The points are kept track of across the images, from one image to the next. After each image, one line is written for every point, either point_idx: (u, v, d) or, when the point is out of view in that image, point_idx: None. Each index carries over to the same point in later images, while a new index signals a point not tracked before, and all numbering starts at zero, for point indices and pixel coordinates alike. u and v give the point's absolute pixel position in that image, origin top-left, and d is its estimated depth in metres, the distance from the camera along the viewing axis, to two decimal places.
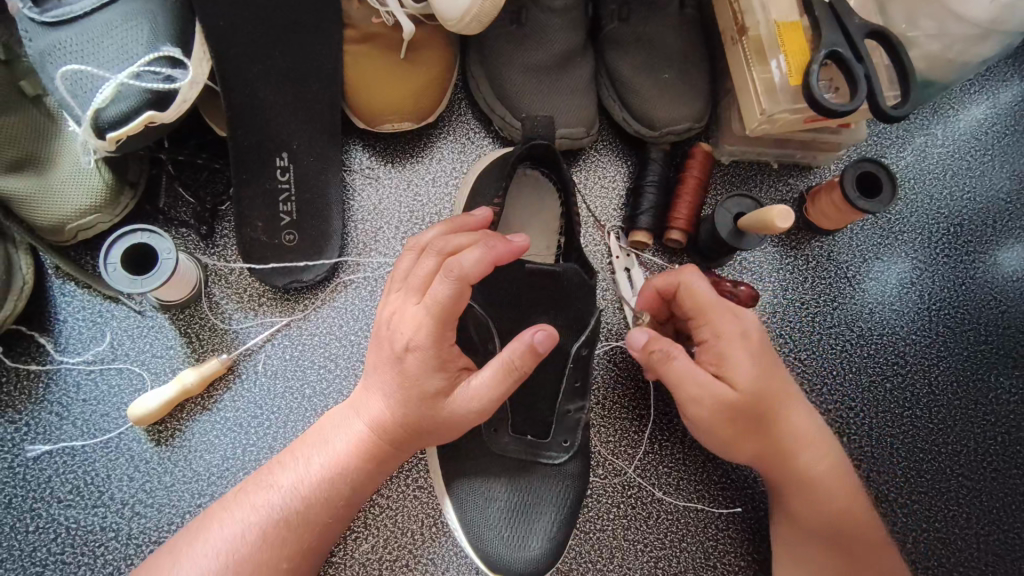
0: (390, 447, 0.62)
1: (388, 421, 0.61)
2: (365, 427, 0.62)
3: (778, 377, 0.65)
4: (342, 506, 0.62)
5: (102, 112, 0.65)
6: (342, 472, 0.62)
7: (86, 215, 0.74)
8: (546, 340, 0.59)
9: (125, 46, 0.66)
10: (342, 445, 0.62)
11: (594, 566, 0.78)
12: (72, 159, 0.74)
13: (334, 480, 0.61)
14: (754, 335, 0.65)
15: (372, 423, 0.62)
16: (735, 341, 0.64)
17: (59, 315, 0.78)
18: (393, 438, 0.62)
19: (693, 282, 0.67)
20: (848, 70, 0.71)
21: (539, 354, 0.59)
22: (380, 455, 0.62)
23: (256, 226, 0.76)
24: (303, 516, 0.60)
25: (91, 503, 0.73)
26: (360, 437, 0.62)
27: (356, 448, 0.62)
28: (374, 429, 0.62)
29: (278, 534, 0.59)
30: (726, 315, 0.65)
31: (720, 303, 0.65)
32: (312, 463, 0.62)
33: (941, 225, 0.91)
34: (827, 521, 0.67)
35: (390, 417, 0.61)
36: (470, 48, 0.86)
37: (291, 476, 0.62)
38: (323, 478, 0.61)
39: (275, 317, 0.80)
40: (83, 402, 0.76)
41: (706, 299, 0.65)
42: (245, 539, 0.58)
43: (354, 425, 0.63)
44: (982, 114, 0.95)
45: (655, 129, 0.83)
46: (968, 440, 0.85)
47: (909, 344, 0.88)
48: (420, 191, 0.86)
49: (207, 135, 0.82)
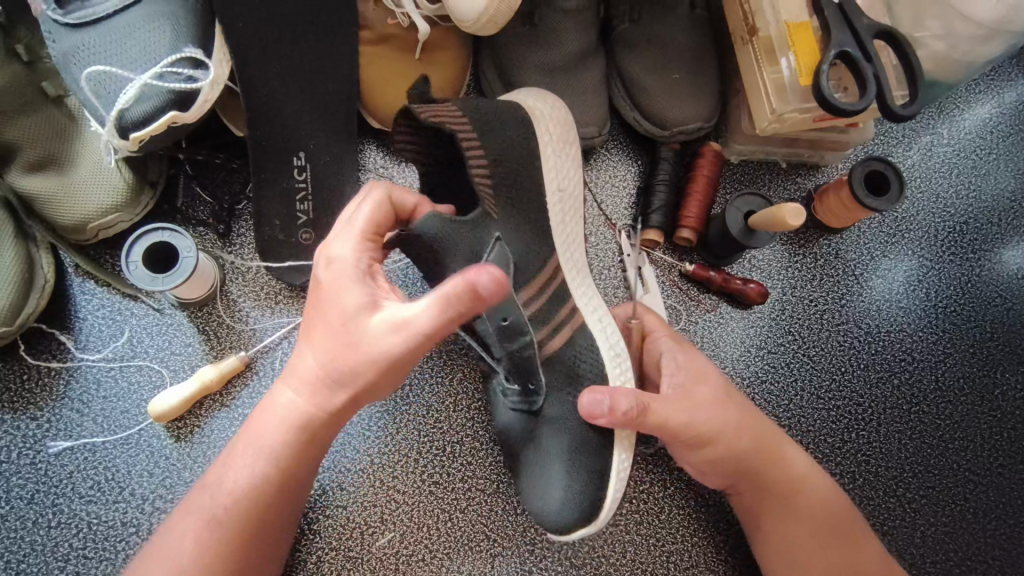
0: (322, 414, 0.60)
1: (319, 387, 0.59)
2: (294, 398, 0.60)
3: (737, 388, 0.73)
4: (277, 477, 0.61)
5: (125, 112, 0.66)
6: (270, 448, 0.60)
7: (108, 214, 0.75)
8: (497, 280, 0.52)
9: (148, 48, 0.68)
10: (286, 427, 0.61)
11: (607, 560, 0.79)
12: (93, 158, 0.75)
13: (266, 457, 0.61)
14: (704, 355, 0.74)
15: (301, 392, 0.60)
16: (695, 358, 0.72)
17: (80, 312, 0.79)
18: (325, 408, 0.59)
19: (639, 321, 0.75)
20: (857, 69, 0.72)
21: (481, 296, 0.52)
22: (312, 426, 0.60)
23: (274, 225, 0.77)
24: (239, 497, 0.60)
25: (112, 498, 0.74)
26: (291, 410, 0.60)
27: (284, 422, 0.60)
28: (303, 402, 0.60)
29: (220, 516, 0.60)
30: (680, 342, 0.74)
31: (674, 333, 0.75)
32: (250, 437, 0.61)
33: (947, 223, 0.92)
34: (819, 517, 0.70)
35: (325, 390, 0.59)
36: (483, 50, 0.87)
37: (236, 458, 0.62)
38: (254, 456, 0.61)
39: (292, 315, 0.81)
40: (104, 398, 0.77)
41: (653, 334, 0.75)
42: (191, 517, 0.61)
43: (282, 397, 0.61)
44: (987, 113, 0.96)
45: (666, 128, 0.84)
46: (975, 436, 0.87)
47: (915, 340, 0.89)
48: None
49: (224, 135, 0.83)
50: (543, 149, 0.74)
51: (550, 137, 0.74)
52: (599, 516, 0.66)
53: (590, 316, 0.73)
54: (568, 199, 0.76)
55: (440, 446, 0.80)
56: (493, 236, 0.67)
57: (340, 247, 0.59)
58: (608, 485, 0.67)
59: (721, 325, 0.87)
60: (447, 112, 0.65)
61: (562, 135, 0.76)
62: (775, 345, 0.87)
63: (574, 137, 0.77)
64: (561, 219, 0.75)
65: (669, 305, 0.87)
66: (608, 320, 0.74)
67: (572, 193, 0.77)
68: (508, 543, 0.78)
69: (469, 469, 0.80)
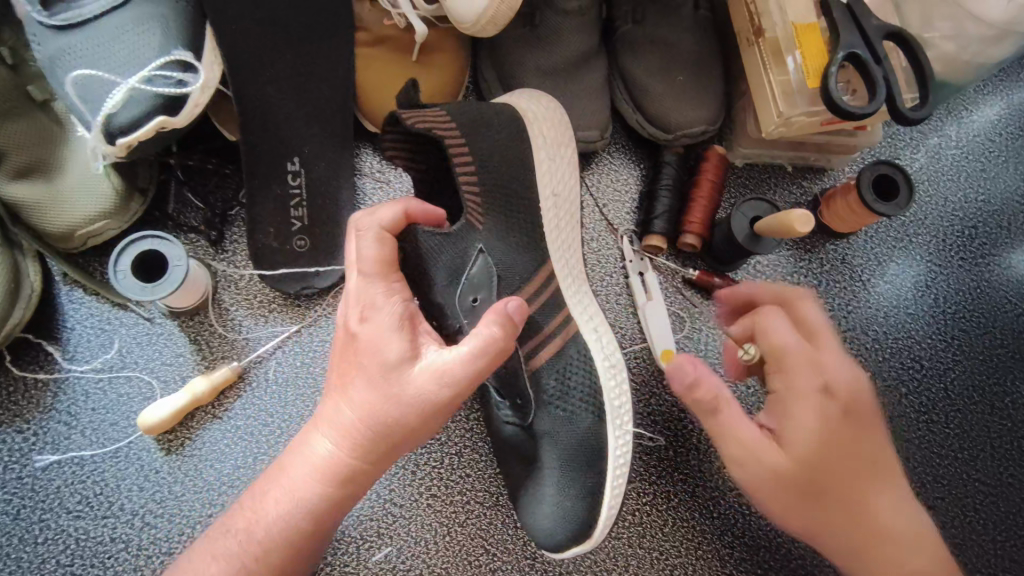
0: (362, 463, 0.56)
1: (357, 435, 0.55)
2: (330, 446, 0.56)
3: (855, 444, 0.60)
4: (311, 528, 0.56)
5: (112, 117, 0.64)
6: (304, 497, 0.56)
7: (96, 221, 0.73)
8: (521, 309, 0.57)
9: (136, 51, 0.66)
10: (317, 474, 0.56)
11: (609, 574, 0.77)
12: (81, 165, 0.73)
13: (300, 507, 0.56)
14: (838, 388, 0.61)
15: (337, 439, 0.56)
16: (805, 399, 0.61)
17: (67, 322, 0.77)
18: (364, 457, 0.56)
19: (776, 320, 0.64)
20: (867, 72, 0.70)
21: (515, 324, 0.56)
22: (352, 477, 0.56)
23: (267, 232, 0.75)
24: (272, 546, 0.55)
25: (100, 514, 0.72)
26: (327, 459, 0.56)
27: (319, 471, 0.56)
28: (341, 450, 0.56)
29: (251, 565, 0.55)
30: (807, 371, 0.61)
31: (802, 355, 0.62)
32: (280, 485, 0.57)
33: (956, 227, 0.90)
34: None
35: (364, 437, 0.55)
36: (482, 52, 0.85)
37: (265, 506, 0.56)
38: (286, 505, 0.56)
39: (286, 324, 0.79)
40: (92, 410, 0.75)
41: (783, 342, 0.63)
42: (218, 564, 0.55)
43: (317, 446, 0.57)
44: (996, 115, 0.94)
45: (669, 131, 0.82)
46: (985, 446, 0.84)
47: (924, 347, 0.87)
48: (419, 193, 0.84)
49: (216, 139, 0.81)
50: (537, 154, 0.72)
51: (543, 140, 0.72)
52: (593, 533, 0.66)
53: (584, 324, 0.72)
54: (563, 203, 0.75)
55: (438, 459, 0.78)
56: (477, 247, 0.66)
57: (372, 290, 0.56)
58: (601, 500, 0.66)
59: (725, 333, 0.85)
60: (436, 118, 0.63)
61: (557, 138, 0.74)
62: None
63: (570, 139, 0.75)
64: (555, 226, 0.74)
65: (672, 312, 0.85)
66: (603, 327, 0.73)
67: (567, 198, 0.75)
68: (507, 558, 0.76)
69: (467, 481, 0.78)
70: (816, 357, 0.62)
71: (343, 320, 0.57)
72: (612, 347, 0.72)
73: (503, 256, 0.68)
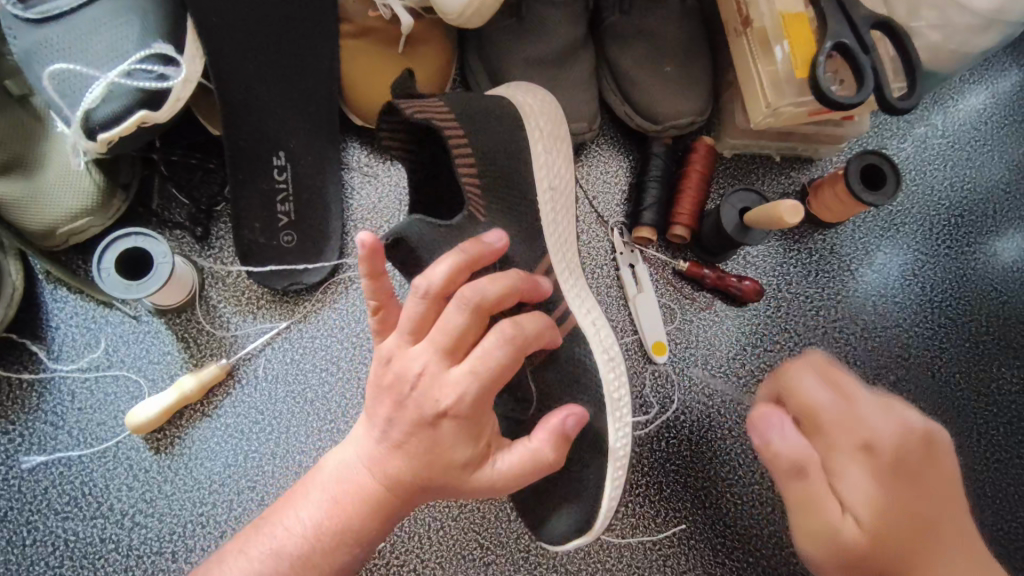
0: (398, 498, 0.56)
1: (397, 475, 0.55)
2: (369, 475, 0.56)
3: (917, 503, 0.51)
4: (341, 555, 0.55)
5: (92, 112, 0.63)
6: (340, 521, 0.55)
7: (79, 219, 0.72)
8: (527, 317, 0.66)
9: (115, 44, 0.65)
10: (352, 496, 0.56)
11: (602, 565, 0.77)
12: (60, 160, 0.72)
13: (334, 530, 0.55)
14: (885, 439, 0.53)
15: (377, 471, 0.55)
16: (852, 459, 0.52)
17: (52, 321, 0.76)
18: (400, 494, 0.56)
19: (803, 385, 0.56)
20: (854, 61, 0.69)
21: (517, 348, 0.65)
22: (385, 509, 0.56)
23: (253, 228, 0.75)
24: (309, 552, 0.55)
25: (89, 514, 0.72)
26: (364, 486, 0.56)
27: (357, 495, 0.56)
28: (380, 482, 0.55)
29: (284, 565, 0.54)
30: (845, 426, 0.53)
31: (838, 410, 0.54)
32: (316, 503, 0.57)
33: (942, 216, 0.91)
34: None
35: (408, 482, 0.55)
36: (468, 44, 0.85)
37: (294, 520, 0.56)
38: (322, 523, 0.55)
39: (274, 320, 0.78)
40: (79, 410, 0.74)
41: (825, 400, 0.55)
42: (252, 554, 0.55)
43: (356, 471, 0.56)
44: (981, 104, 0.94)
45: (657, 123, 0.82)
46: (971, 432, 0.85)
47: (912, 336, 0.87)
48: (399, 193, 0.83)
49: (200, 134, 0.80)
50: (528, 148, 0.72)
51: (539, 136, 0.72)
52: (595, 525, 0.66)
53: (583, 318, 0.71)
54: (559, 197, 0.74)
55: None
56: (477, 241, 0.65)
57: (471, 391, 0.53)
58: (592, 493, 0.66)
59: (716, 323, 0.85)
60: (442, 113, 0.63)
61: (553, 131, 0.74)
62: (770, 343, 0.85)
63: (565, 134, 0.75)
64: (552, 219, 0.73)
65: (662, 303, 0.86)
66: (601, 322, 0.72)
67: (562, 191, 0.75)
68: (500, 551, 0.76)
69: None
70: (849, 412, 0.54)
71: (420, 394, 0.54)
72: (611, 341, 0.71)
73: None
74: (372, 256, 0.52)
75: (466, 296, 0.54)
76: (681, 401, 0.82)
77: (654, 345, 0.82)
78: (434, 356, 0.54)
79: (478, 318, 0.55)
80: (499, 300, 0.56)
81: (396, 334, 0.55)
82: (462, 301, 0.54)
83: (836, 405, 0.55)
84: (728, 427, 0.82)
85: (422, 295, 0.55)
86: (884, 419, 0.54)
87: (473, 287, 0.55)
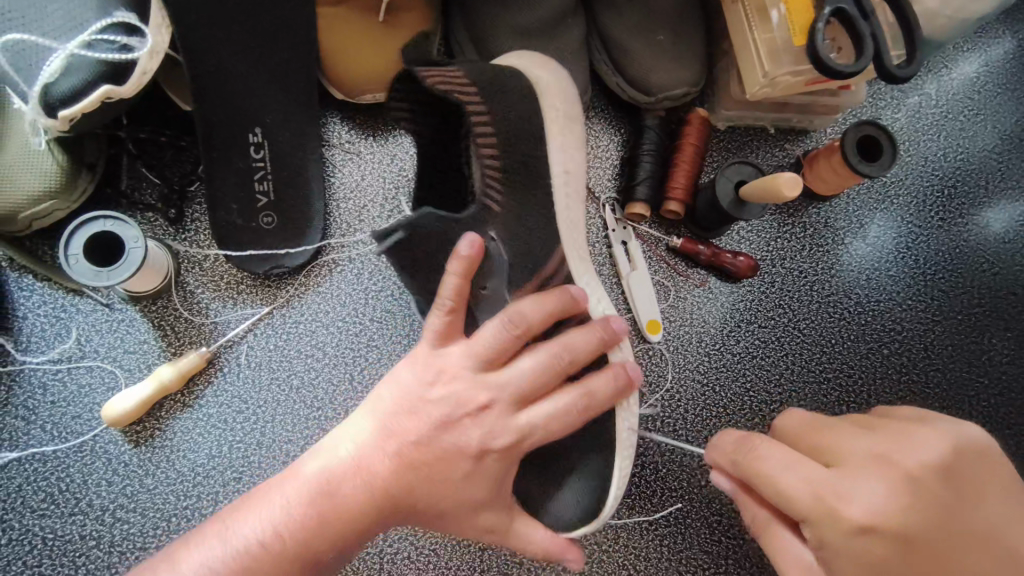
0: (386, 511, 0.55)
1: (399, 487, 0.55)
2: (361, 474, 0.54)
3: (917, 546, 0.46)
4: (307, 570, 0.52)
5: (51, 86, 0.59)
6: (323, 519, 0.53)
7: (41, 202, 0.67)
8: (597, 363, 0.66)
9: (72, 12, 0.60)
10: (336, 492, 0.54)
11: (598, 547, 0.77)
12: (20, 140, 0.67)
13: (309, 528, 0.53)
14: (880, 518, 0.46)
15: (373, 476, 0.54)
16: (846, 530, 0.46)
17: (18, 312, 0.72)
18: (388, 512, 0.55)
19: (772, 472, 0.49)
20: (853, 28, 0.67)
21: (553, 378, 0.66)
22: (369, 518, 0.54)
23: (230, 209, 0.72)
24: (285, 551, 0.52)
25: (68, 511, 0.69)
26: (355, 484, 0.54)
27: (342, 505, 0.54)
28: (372, 498, 0.54)
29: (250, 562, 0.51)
30: (827, 505, 0.47)
31: (812, 488, 0.48)
32: (285, 506, 0.53)
33: (935, 187, 0.89)
34: None
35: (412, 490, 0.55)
36: (453, 12, 0.81)
37: (253, 523, 0.53)
38: (302, 519, 0.53)
39: (255, 305, 0.75)
40: (52, 404, 0.71)
41: (806, 480, 0.48)
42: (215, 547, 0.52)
43: (346, 482, 0.54)
44: (975, 71, 0.92)
45: (650, 94, 0.79)
46: (962, 404, 0.85)
47: (904, 310, 0.86)
48: (390, 173, 0.79)
49: (170, 110, 0.75)
50: (550, 127, 0.68)
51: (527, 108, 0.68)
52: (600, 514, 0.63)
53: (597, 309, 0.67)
54: (576, 181, 0.70)
55: None
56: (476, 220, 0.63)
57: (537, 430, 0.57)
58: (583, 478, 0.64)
59: (710, 300, 0.84)
60: (452, 77, 0.60)
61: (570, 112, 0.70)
62: (764, 319, 0.84)
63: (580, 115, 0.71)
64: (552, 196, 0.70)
65: (656, 282, 0.84)
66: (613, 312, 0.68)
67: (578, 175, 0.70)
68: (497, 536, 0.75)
69: None
70: (828, 496, 0.47)
71: (472, 427, 0.56)
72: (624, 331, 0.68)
73: (505, 228, 0.64)
74: (471, 260, 0.57)
75: (554, 353, 0.58)
76: (676, 378, 0.81)
77: (648, 324, 0.80)
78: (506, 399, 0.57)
79: (556, 372, 0.58)
80: (582, 359, 0.59)
81: (468, 351, 0.58)
82: (551, 354, 0.58)
83: (815, 489, 0.47)
84: (722, 405, 0.81)
85: (511, 332, 0.57)
86: (874, 495, 0.46)
87: (563, 344, 0.58)
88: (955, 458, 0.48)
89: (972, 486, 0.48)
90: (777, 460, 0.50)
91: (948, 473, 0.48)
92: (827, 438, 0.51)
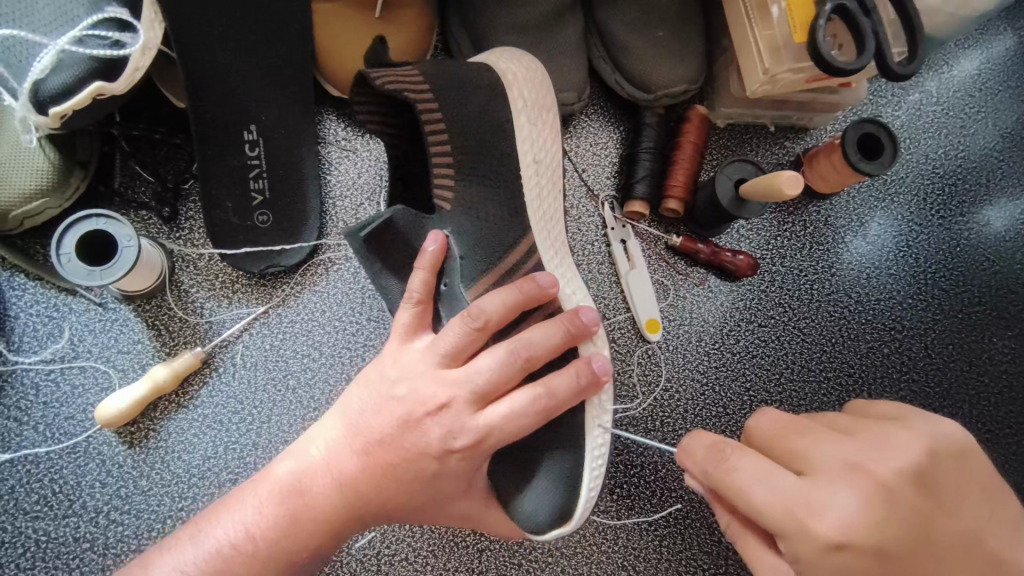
0: (356, 508, 0.55)
1: (366, 485, 0.55)
2: (329, 472, 0.55)
3: (889, 557, 0.45)
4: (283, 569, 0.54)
5: (42, 83, 0.58)
6: (293, 519, 0.54)
7: (32, 200, 0.66)
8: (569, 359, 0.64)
9: (63, 8, 0.59)
10: (304, 491, 0.55)
11: (597, 548, 0.76)
12: (11, 137, 0.66)
13: (279, 529, 0.54)
14: (854, 532, 0.44)
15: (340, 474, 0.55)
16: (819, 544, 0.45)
17: (10, 311, 0.71)
18: (359, 510, 0.55)
19: (742, 484, 0.48)
20: (855, 25, 0.66)
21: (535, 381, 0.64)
22: (339, 515, 0.55)
23: (226, 208, 0.71)
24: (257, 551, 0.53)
25: (61, 513, 0.68)
26: (321, 483, 0.55)
27: (312, 504, 0.55)
28: (341, 496, 0.55)
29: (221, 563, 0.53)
30: (799, 519, 0.45)
31: (784, 503, 0.46)
32: (255, 507, 0.55)
33: (936, 185, 0.89)
34: None
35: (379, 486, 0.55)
36: (450, 9, 0.80)
37: (227, 525, 0.55)
38: (270, 520, 0.54)
39: (251, 305, 0.74)
40: (45, 405, 0.70)
41: (777, 495, 0.46)
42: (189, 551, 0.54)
43: (318, 480, 0.55)
44: (975, 69, 0.91)
45: (649, 92, 0.78)
46: (962, 404, 0.84)
47: (904, 308, 0.86)
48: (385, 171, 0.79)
49: (164, 107, 0.74)
50: (519, 117, 0.67)
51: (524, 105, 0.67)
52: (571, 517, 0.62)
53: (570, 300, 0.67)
54: (544, 170, 0.70)
55: None
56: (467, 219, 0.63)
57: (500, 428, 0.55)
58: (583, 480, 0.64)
59: (709, 299, 0.83)
60: (405, 76, 0.60)
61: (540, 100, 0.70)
62: (764, 318, 0.84)
63: (552, 103, 0.71)
64: (545, 194, 0.69)
65: (656, 280, 0.83)
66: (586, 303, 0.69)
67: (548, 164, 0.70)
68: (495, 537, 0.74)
69: None
70: (799, 509, 0.45)
71: (433, 425, 0.55)
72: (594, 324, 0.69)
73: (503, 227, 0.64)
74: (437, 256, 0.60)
75: (511, 348, 0.56)
76: (674, 377, 0.81)
77: (647, 324, 0.80)
78: (464, 396, 0.55)
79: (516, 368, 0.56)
80: (542, 354, 0.57)
81: (430, 350, 0.57)
82: (509, 349, 0.56)
83: (786, 503, 0.46)
84: (722, 405, 0.81)
85: (470, 326, 0.56)
86: (846, 507, 0.45)
87: (519, 341, 0.56)
88: (932, 464, 0.48)
89: (944, 490, 0.48)
90: (749, 472, 0.48)
91: (921, 480, 0.47)
92: (799, 443, 0.49)
